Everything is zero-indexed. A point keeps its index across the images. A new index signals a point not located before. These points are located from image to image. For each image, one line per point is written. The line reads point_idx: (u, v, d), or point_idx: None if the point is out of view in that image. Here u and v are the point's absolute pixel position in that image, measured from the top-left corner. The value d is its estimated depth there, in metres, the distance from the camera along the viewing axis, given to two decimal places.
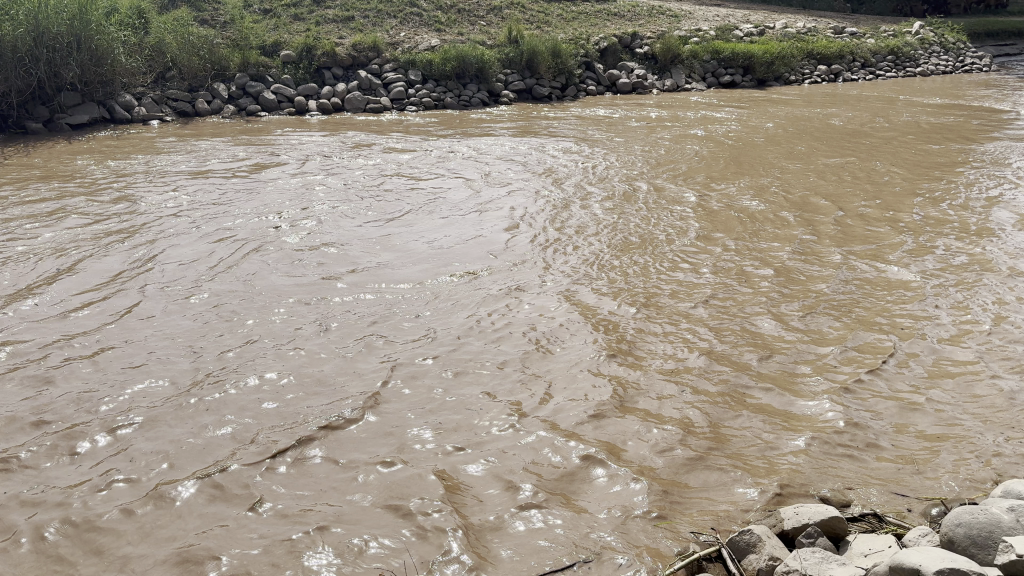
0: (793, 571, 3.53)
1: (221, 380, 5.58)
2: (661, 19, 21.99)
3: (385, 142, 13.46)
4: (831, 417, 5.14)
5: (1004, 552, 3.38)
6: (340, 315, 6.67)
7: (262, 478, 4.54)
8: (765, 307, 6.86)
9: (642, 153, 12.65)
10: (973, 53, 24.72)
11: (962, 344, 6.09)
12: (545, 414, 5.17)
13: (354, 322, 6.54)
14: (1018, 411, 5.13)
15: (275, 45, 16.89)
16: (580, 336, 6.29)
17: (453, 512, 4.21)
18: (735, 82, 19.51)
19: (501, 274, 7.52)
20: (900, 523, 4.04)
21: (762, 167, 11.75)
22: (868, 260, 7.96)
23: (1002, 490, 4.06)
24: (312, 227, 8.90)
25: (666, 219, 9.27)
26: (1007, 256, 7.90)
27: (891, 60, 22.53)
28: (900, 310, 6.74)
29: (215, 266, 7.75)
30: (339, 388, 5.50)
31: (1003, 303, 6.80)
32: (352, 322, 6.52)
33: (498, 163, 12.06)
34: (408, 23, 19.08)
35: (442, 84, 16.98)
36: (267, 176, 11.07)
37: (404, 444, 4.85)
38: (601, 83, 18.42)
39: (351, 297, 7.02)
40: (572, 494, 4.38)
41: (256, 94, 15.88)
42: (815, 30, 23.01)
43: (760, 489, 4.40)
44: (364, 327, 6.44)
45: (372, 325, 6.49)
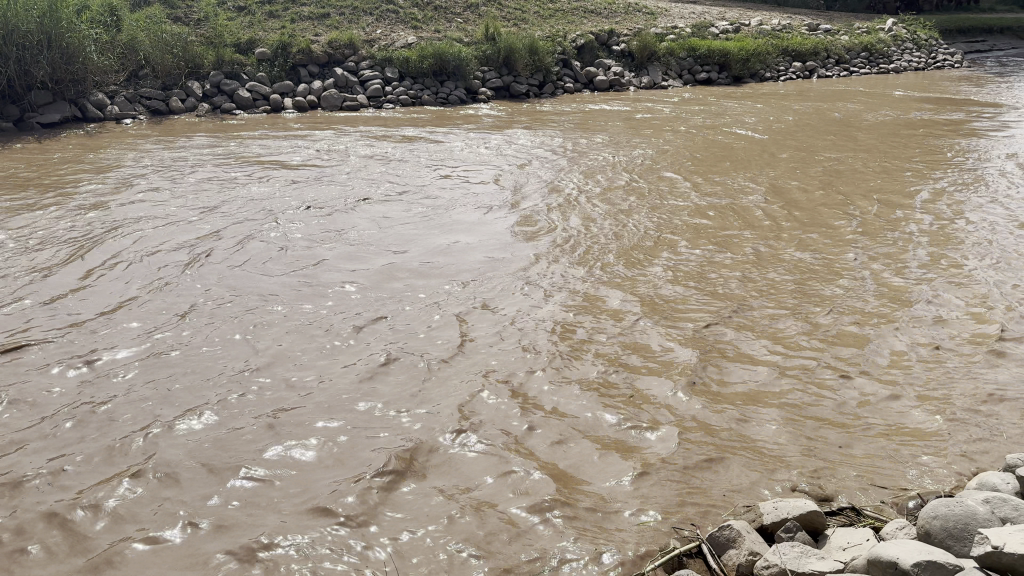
0: (773, 566, 3.55)
1: (202, 384, 5.53)
2: (638, 16, 22.06)
3: (363, 139, 13.37)
4: (813, 410, 5.18)
5: (980, 544, 3.42)
6: (324, 315, 6.62)
7: (241, 480, 4.49)
8: (742, 302, 6.90)
9: (620, 149, 12.66)
10: (944, 50, 25.02)
11: (938, 338, 6.16)
12: (527, 411, 5.16)
13: (339, 320, 6.50)
14: (990, 404, 5.20)
15: (249, 42, 16.71)
16: (559, 330, 6.28)
17: (434, 513, 4.20)
18: (711, 80, 19.60)
19: (487, 272, 7.48)
20: (879, 516, 4.08)
21: (740, 162, 11.80)
22: (844, 255, 8.03)
23: (978, 482, 4.11)
24: (293, 226, 8.82)
25: (647, 214, 9.30)
26: (981, 250, 8.02)
27: (865, 56, 22.72)
28: (875, 304, 6.82)
29: (198, 267, 7.67)
30: (319, 389, 5.45)
31: (980, 297, 6.88)
32: (337, 322, 6.48)
33: (478, 159, 12.01)
34: (385, 20, 19.00)
35: (419, 81, 16.94)
36: (247, 175, 10.96)
37: (383, 443, 4.82)
38: (578, 80, 18.41)
39: (336, 297, 6.97)
40: (555, 491, 4.36)
41: (230, 93, 15.74)
42: (790, 27, 23.17)
43: (742, 484, 4.42)
44: (350, 326, 6.39)
45: (357, 324, 6.44)
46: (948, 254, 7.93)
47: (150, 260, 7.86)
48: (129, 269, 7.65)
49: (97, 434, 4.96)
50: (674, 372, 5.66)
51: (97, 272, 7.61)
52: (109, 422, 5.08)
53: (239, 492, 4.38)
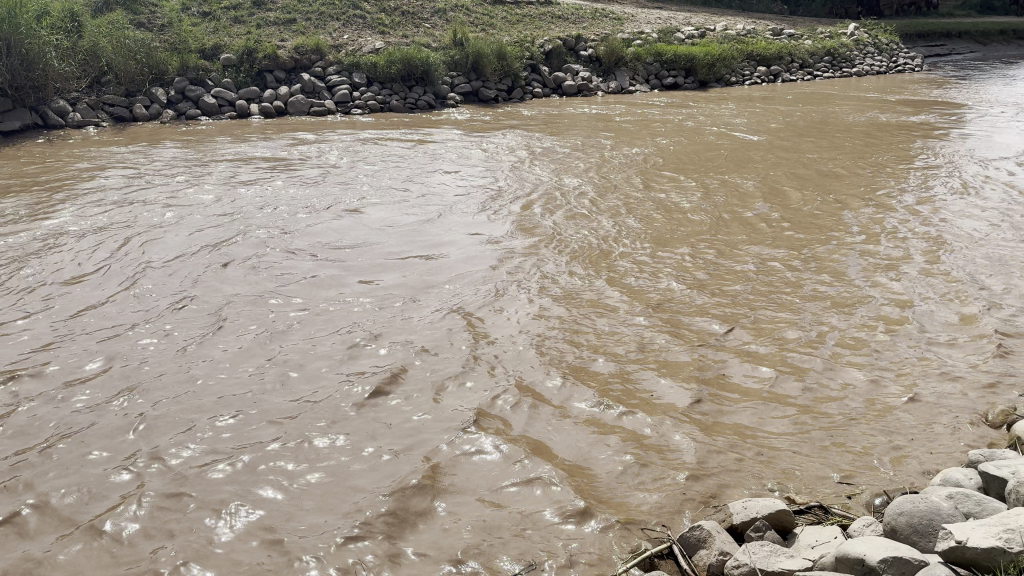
0: (743, 566, 3.59)
1: (179, 393, 5.48)
2: (605, 22, 22.23)
3: (331, 144, 13.29)
4: (782, 410, 5.23)
5: (944, 539, 3.47)
6: (303, 321, 6.58)
7: (211, 491, 4.45)
8: (711, 304, 6.94)
9: (588, 152, 12.69)
10: (905, 54, 25.48)
11: (901, 337, 6.27)
12: (501, 415, 5.15)
13: (318, 327, 6.47)
14: (952, 402, 5.30)
15: (214, 48, 16.53)
16: (529, 335, 6.29)
17: (407, 518, 4.19)
18: (678, 84, 19.76)
19: (462, 276, 7.48)
20: (846, 514, 4.14)
21: (707, 165, 11.92)
22: (810, 256, 8.14)
23: (941, 478, 4.20)
24: (269, 233, 8.74)
25: (616, 217, 9.34)
26: (943, 250, 8.17)
27: (828, 61, 23.08)
28: (840, 304, 6.91)
29: (174, 275, 7.60)
30: (289, 396, 5.42)
31: (942, 297, 7.01)
32: (315, 329, 6.44)
33: (449, 163, 11.98)
34: (352, 25, 18.94)
35: (388, 87, 16.89)
36: (217, 181, 10.86)
37: (354, 450, 4.80)
38: (546, 86, 18.44)
39: (314, 304, 6.92)
40: (527, 494, 4.37)
41: (196, 99, 15.57)
42: (754, 32, 23.45)
43: (712, 483, 4.46)
44: (328, 333, 6.35)
45: (334, 331, 6.40)
46: (911, 254, 8.07)
47: (116, 270, 7.77)
48: (96, 280, 7.55)
49: (72, 447, 4.91)
50: (645, 374, 5.70)
51: (70, 281, 7.52)
52: (78, 437, 5.01)
53: (208, 502, 4.35)
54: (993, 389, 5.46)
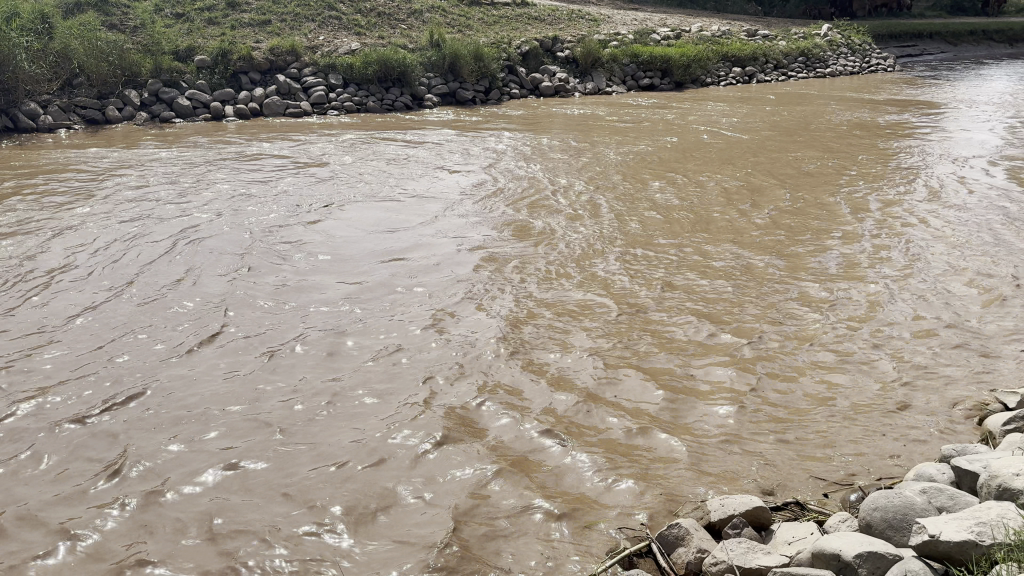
0: (721, 563, 3.62)
1: (164, 396, 5.45)
2: (581, 23, 22.30)
3: (308, 146, 13.23)
4: (760, 408, 5.27)
5: (918, 533, 3.51)
6: (289, 323, 6.56)
7: (190, 496, 4.42)
8: (688, 303, 6.98)
9: (566, 152, 12.71)
10: (877, 54, 25.77)
11: (874, 334, 6.35)
12: (481, 416, 5.16)
13: (304, 329, 6.44)
14: (925, 399, 5.36)
15: (188, 50, 16.38)
16: (507, 335, 6.29)
17: (386, 521, 4.17)
18: (655, 85, 19.85)
19: (446, 277, 7.48)
20: (822, 510, 4.18)
21: (684, 164, 11.98)
22: (786, 255, 8.19)
23: (915, 474, 4.26)
24: (252, 235, 8.69)
25: (593, 216, 9.37)
26: (916, 248, 8.28)
27: (802, 61, 23.29)
28: (817, 302, 6.97)
29: (158, 277, 7.55)
30: (265, 400, 5.39)
31: (915, 294, 7.10)
32: (300, 330, 6.41)
33: (429, 164, 11.96)
34: (328, 27, 18.85)
35: (364, 88, 16.82)
36: (197, 184, 10.77)
37: (333, 452, 4.78)
38: (524, 87, 18.45)
39: (300, 305, 6.89)
40: (506, 494, 4.38)
41: (170, 101, 15.41)
42: (729, 33, 23.61)
43: (690, 482, 4.48)
44: (312, 335, 6.33)
45: (320, 332, 6.37)
46: (885, 253, 8.15)
47: (97, 273, 7.71)
48: (71, 284, 7.47)
49: (54, 450, 4.87)
50: (623, 373, 5.72)
51: (50, 284, 7.45)
52: (59, 441, 4.97)
53: (184, 508, 4.32)
54: (965, 384, 5.54)
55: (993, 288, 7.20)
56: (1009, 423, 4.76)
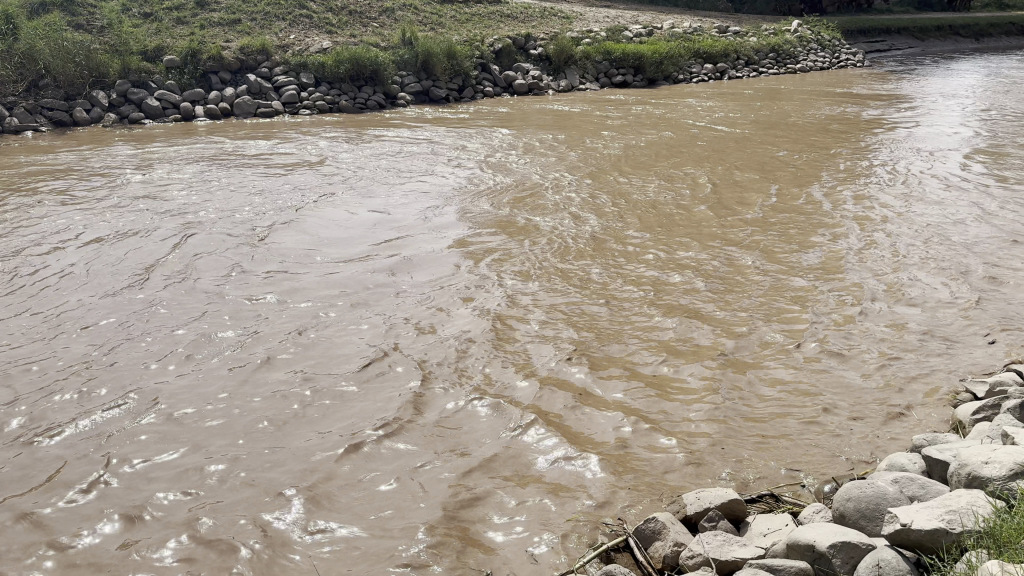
0: (697, 556, 3.64)
1: (143, 400, 5.42)
2: (553, 20, 22.34)
3: (280, 145, 13.15)
4: (735, 402, 5.31)
5: (890, 522, 3.56)
6: (270, 323, 6.55)
7: (164, 500, 4.38)
8: (664, 298, 7.01)
9: (540, 149, 12.72)
10: (847, 50, 26.06)
11: (846, 326, 6.42)
12: (457, 415, 5.15)
13: (285, 328, 6.43)
14: (896, 389, 5.44)
15: (157, 49, 16.18)
16: (485, 333, 6.30)
17: (362, 522, 4.16)
18: (627, 82, 19.93)
19: (425, 275, 7.48)
20: (796, 502, 4.23)
21: (657, 160, 12.05)
22: (760, 250, 8.26)
23: (887, 464, 4.32)
24: (230, 236, 8.65)
25: (567, 213, 9.39)
26: (886, 241, 8.38)
27: (773, 57, 23.49)
28: (790, 296, 7.04)
29: (135, 280, 7.51)
30: (243, 402, 5.37)
31: (884, 286, 7.21)
32: (281, 330, 6.40)
33: (405, 162, 11.92)
34: (299, 25, 18.71)
35: (336, 87, 16.74)
36: (171, 185, 10.68)
37: (310, 454, 4.76)
38: (497, 85, 18.44)
39: (281, 305, 6.87)
40: (483, 493, 4.38)
41: (138, 101, 15.23)
42: (700, 30, 23.76)
43: (666, 476, 4.52)
44: (292, 335, 6.31)
45: (300, 332, 6.36)
46: (857, 247, 8.25)
47: (74, 277, 7.66)
48: (42, 290, 7.36)
49: (29, 456, 4.83)
50: (599, 369, 5.74)
51: (26, 289, 7.39)
52: (34, 447, 4.92)
53: (157, 514, 4.27)
54: (933, 374, 5.63)
55: (960, 279, 7.32)
56: (978, 412, 4.84)
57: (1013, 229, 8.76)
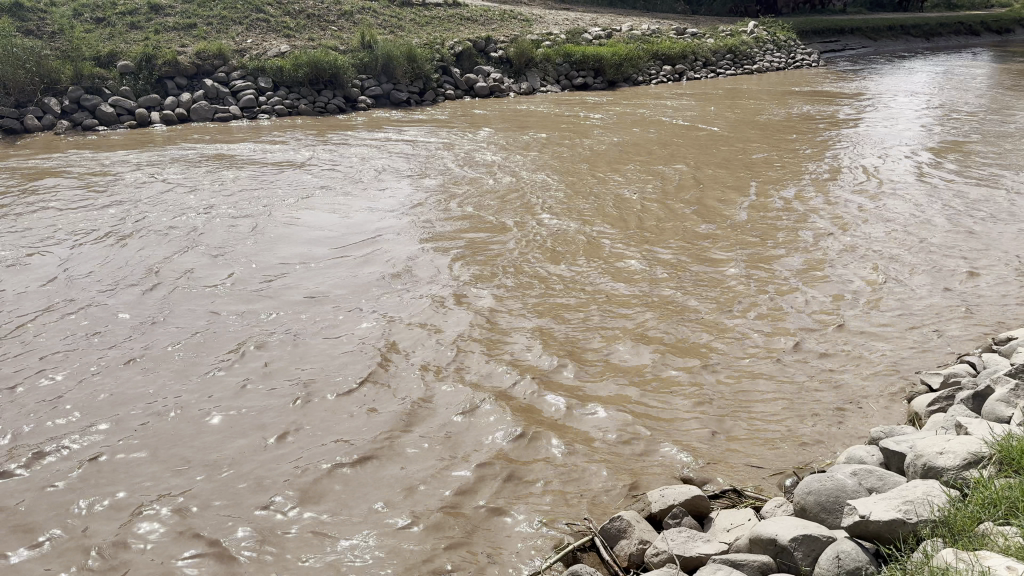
0: (662, 553, 3.68)
1: (107, 412, 5.34)
2: (513, 23, 22.39)
3: (238, 150, 13.01)
4: (696, 399, 5.39)
5: (849, 514, 3.62)
6: (237, 330, 6.50)
7: (124, 514, 4.32)
8: (628, 299, 7.06)
9: (503, 150, 12.73)
10: (802, 50, 26.48)
11: (805, 322, 6.53)
12: (423, 421, 5.14)
13: (251, 336, 6.38)
14: (855, 384, 5.56)
15: (110, 55, 15.89)
16: (449, 335, 6.31)
17: (327, 533, 4.12)
18: (588, 84, 20.04)
19: (389, 279, 7.47)
20: (758, 496, 4.30)
21: (618, 159, 12.15)
22: (720, 248, 8.36)
23: (846, 457, 4.42)
24: (194, 243, 8.55)
25: (530, 214, 9.42)
26: (843, 238, 8.54)
27: (730, 58, 23.79)
28: (751, 294, 7.15)
29: (99, 290, 7.41)
30: (209, 411, 5.32)
31: (841, 281, 7.36)
32: (248, 338, 6.35)
33: (368, 165, 11.87)
34: (256, 29, 18.51)
35: (296, 91, 16.59)
36: (131, 192, 10.53)
37: (273, 465, 4.71)
38: (458, 87, 18.41)
39: (247, 313, 6.82)
40: (449, 497, 4.39)
41: (92, 108, 14.96)
42: (659, 32, 23.98)
43: (631, 475, 4.55)
44: (260, 342, 6.27)
45: (267, 339, 6.32)
46: (814, 244, 8.39)
47: (34, 287, 7.53)
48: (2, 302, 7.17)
49: None
50: (563, 369, 5.77)
51: None
52: None
53: (120, 527, 4.20)
54: (890, 368, 5.76)
55: (913, 274, 7.50)
56: (932, 404, 4.97)
57: (965, 224, 8.97)
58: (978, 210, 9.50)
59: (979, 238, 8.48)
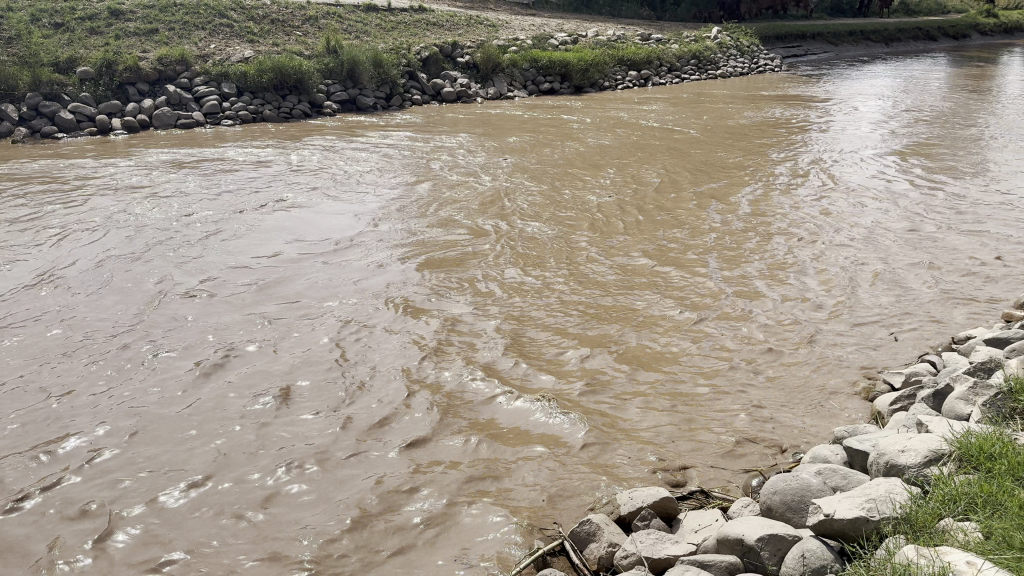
0: (631, 555, 3.70)
1: (70, 424, 5.26)
2: (479, 28, 22.41)
3: (202, 155, 12.86)
4: (664, 401, 5.43)
5: (814, 513, 3.67)
6: (203, 338, 6.42)
7: (88, 529, 4.24)
8: (596, 302, 7.09)
9: (470, 154, 12.73)
10: (765, 56, 26.83)
11: (770, 324, 6.62)
12: (391, 428, 5.12)
13: (218, 344, 6.31)
14: (820, 384, 5.64)
15: (70, 60, 15.62)
16: (418, 341, 6.29)
17: (295, 543, 4.09)
18: (555, 89, 20.13)
19: (357, 285, 7.44)
20: (725, 496, 4.35)
21: (585, 163, 12.22)
22: (687, 250, 8.44)
23: (811, 456, 4.48)
24: (158, 250, 8.43)
25: (498, 218, 9.43)
26: (806, 240, 8.67)
27: (694, 64, 24.04)
28: (717, 296, 7.22)
29: (61, 298, 7.29)
30: (175, 421, 5.25)
31: (805, 283, 7.46)
32: (214, 346, 6.28)
33: (335, 170, 11.80)
34: (219, 34, 18.33)
35: (260, 96, 16.45)
36: (93, 199, 10.36)
37: (240, 475, 4.67)
38: (425, 92, 18.39)
39: (213, 320, 6.75)
40: (416, 504, 4.37)
41: (51, 115, 14.72)
42: (624, 37, 24.16)
43: (600, 478, 4.57)
44: (226, 350, 6.21)
45: (233, 347, 6.25)
46: (778, 246, 8.51)
47: None
48: None
49: None
50: (532, 373, 5.78)
51: None
52: None
53: (85, 543, 4.13)
54: (853, 368, 5.85)
55: (875, 275, 7.63)
56: (895, 402, 5.06)
57: (924, 225, 9.16)
58: (936, 212, 9.69)
59: (938, 240, 8.65)
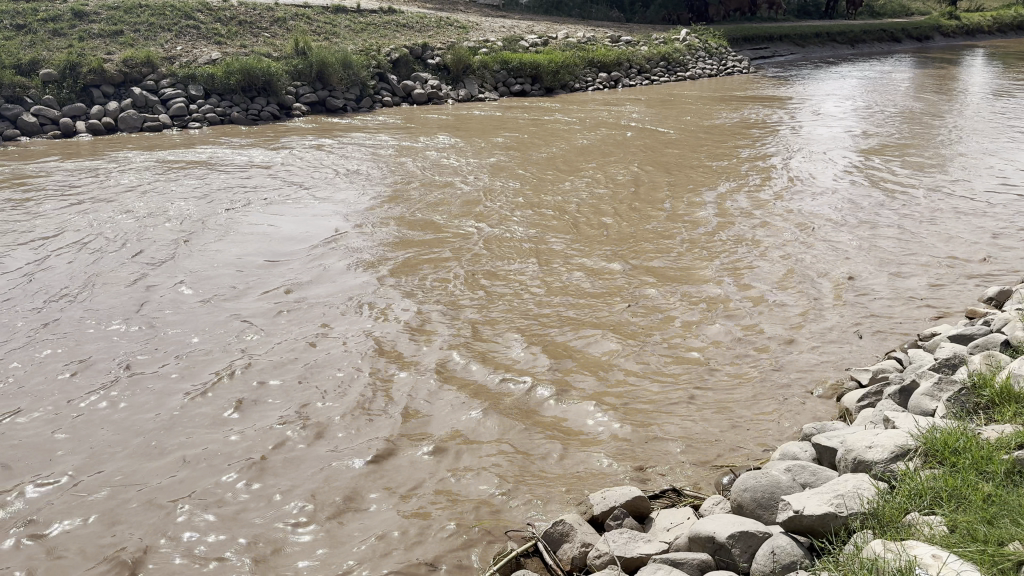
0: (604, 555, 3.72)
1: (36, 435, 5.17)
2: (449, 30, 22.38)
3: (169, 158, 12.70)
4: (636, 401, 5.45)
5: (783, 510, 3.69)
6: (172, 344, 6.35)
7: (54, 541, 4.18)
8: (567, 301, 7.10)
9: (441, 155, 12.71)
10: (733, 57, 27.08)
11: (740, 322, 6.67)
12: (363, 432, 5.09)
13: (188, 350, 6.24)
14: (790, 381, 5.70)
15: (32, 63, 15.35)
16: (389, 343, 6.26)
17: (267, 549, 4.06)
18: (526, 91, 20.16)
19: (329, 287, 7.39)
20: (697, 495, 4.39)
21: (557, 163, 12.25)
22: (658, 250, 8.50)
23: (781, 453, 4.53)
24: (125, 256, 8.32)
25: (469, 218, 9.42)
26: (775, 239, 8.76)
27: (664, 65, 24.21)
28: (688, 294, 7.27)
29: (26, 306, 7.17)
30: (144, 429, 5.18)
31: (773, 282, 7.54)
32: (183, 352, 6.22)
33: (305, 173, 11.71)
34: (185, 36, 18.12)
35: (228, 98, 16.30)
36: (58, 204, 10.20)
37: (210, 482, 4.62)
38: (395, 94, 18.34)
39: (182, 325, 6.67)
40: (389, 509, 4.36)
41: (13, 118, 14.47)
42: (594, 40, 24.27)
43: (573, 478, 4.58)
44: (194, 356, 6.14)
45: (202, 352, 6.19)
46: (748, 245, 8.59)
47: None
48: None
49: None
50: (505, 374, 5.78)
51: None
52: None
53: (52, 555, 4.07)
54: (822, 366, 5.92)
55: (842, 273, 7.73)
56: (862, 399, 5.13)
57: (889, 224, 9.30)
58: (902, 211, 9.84)
59: (904, 238, 8.78)
